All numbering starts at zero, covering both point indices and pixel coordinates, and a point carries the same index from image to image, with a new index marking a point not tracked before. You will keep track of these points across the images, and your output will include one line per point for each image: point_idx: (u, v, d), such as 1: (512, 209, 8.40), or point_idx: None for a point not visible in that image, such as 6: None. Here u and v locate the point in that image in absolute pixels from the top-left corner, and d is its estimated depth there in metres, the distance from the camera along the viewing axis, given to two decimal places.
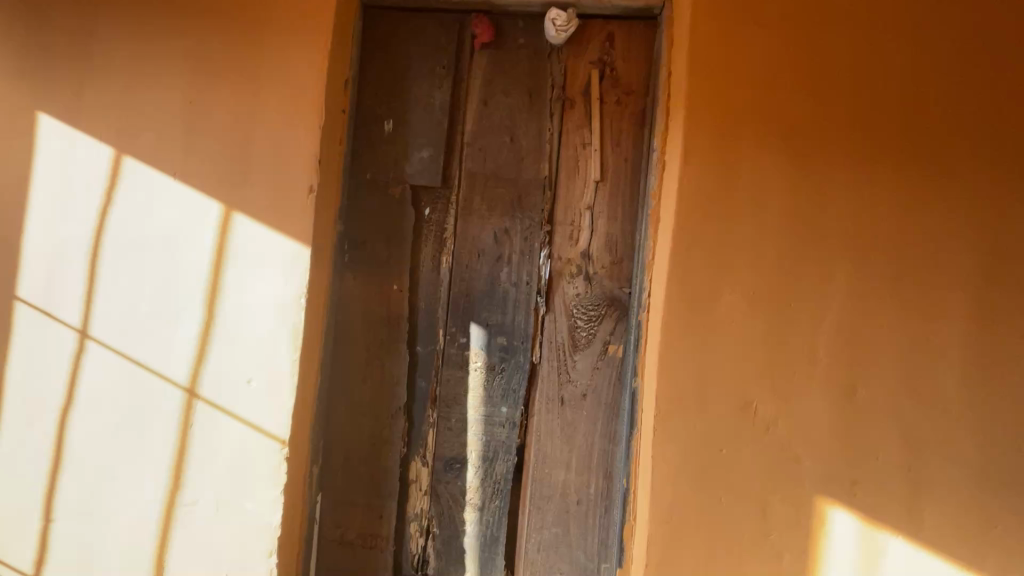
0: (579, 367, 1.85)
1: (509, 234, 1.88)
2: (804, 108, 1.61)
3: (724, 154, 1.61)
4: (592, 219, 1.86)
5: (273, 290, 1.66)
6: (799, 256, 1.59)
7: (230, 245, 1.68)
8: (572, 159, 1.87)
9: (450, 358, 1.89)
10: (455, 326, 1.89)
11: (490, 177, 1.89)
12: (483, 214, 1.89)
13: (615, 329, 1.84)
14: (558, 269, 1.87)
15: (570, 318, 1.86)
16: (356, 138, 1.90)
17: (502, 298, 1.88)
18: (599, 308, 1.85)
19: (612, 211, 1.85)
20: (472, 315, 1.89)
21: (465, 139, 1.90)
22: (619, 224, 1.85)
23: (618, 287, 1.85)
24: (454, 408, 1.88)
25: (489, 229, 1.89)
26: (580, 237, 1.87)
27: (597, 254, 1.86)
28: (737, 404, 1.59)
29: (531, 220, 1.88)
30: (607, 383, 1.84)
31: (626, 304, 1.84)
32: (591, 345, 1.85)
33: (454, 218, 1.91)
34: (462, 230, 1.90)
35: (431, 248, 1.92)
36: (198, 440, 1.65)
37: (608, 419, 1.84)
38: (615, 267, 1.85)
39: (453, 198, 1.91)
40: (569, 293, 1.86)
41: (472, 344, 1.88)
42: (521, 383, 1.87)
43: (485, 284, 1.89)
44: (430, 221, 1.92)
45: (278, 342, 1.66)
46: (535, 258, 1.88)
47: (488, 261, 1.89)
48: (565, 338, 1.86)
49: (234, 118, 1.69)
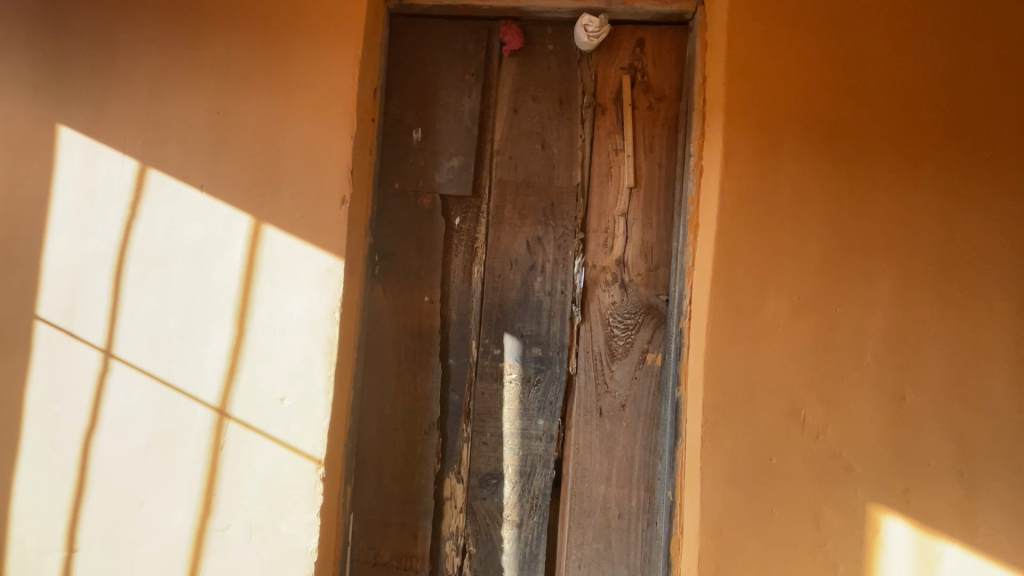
0: (617, 377, 1.81)
1: (542, 242, 1.85)
2: (843, 111, 1.60)
3: (766, 157, 1.59)
4: (627, 226, 1.83)
5: (306, 305, 1.62)
6: (843, 260, 1.57)
7: (260, 259, 1.63)
8: (605, 166, 1.85)
9: (484, 371, 1.85)
10: (489, 337, 1.85)
11: (522, 185, 1.86)
12: (516, 223, 1.86)
13: (653, 337, 1.81)
14: (593, 278, 1.84)
15: (606, 328, 1.82)
16: (384, 148, 1.87)
17: (537, 308, 1.84)
18: (636, 316, 1.82)
19: (646, 218, 1.83)
20: (506, 326, 1.85)
21: (495, 147, 1.88)
22: (654, 231, 1.83)
23: (654, 294, 1.82)
24: (489, 421, 1.84)
25: (521, 237, 1.86)
26: (615, 244, 1.84)
27: (633, 261, 1.83)
28: (785, 413, 1.56)
29: (564, 228, 1.85)
30: (646, 393, 1.80)
31: (663, 311, 1.81)
32: (629, 354, 1.81)
33: (485, 228, 1.87)
34: (494, 240, 1.86)
35: (462, 258, 1.88)
36: (229, 462, 1.59)
37: (648, 430, 1.80)
38: (651, 274, 1.82)
39: (483, 207, 1.88)
40: (604, 301, 1.83)
41: (507, 356, 1.84)
42: (558, 395, 1.82)
43: (519, 294, 1.85)
44: (460, 231, 1.88)
45: (312, 358, 1.61)
46: (569, 266, 1.84)
47: (521, 271, 1.85)
48: (601, 347, 1.82)
49: (263, 129, 1.65)
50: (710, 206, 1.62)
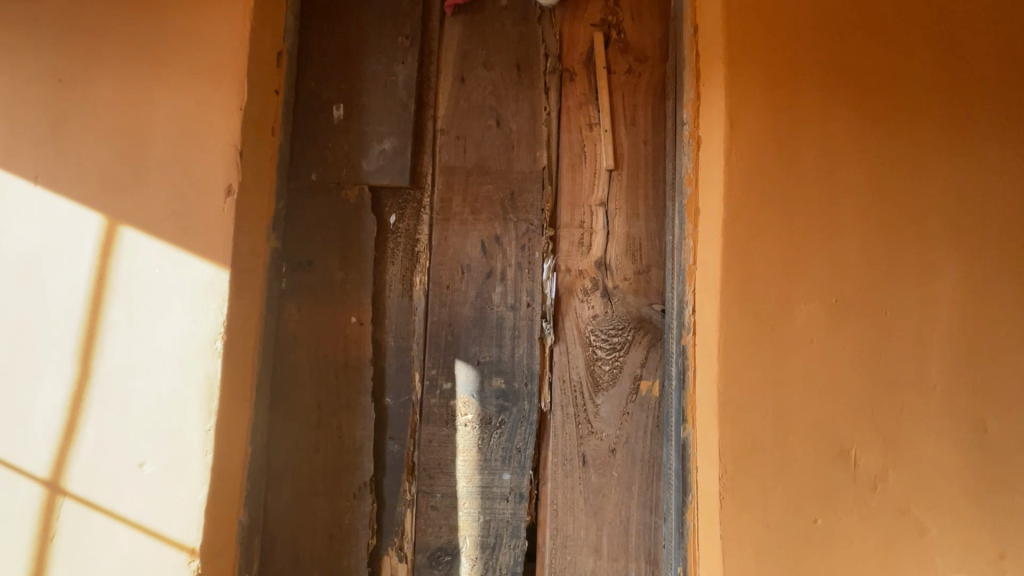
0: (604, 413, 1.39)
1: (502, 243, 1.45)
2: (874, 60, 1.25)
3: (782, 118, 1.23)
4: (608, 219, 1.45)
5: (178, 333, 1.19)
6: (888, 250, 1.21)
7: (113, 272, 1.20)
8: (577, 144, 1.47)
9: (431, 412, 1.42)
10: (435, 367, 1.43)
11: (473, 172, 1.47)
12: (468, 219, 1.46)
13: (647, 360, 1.40)
14: (568, 286, 1.44)
15: (587, 348, 1.41)
16: (295, 129, 1.47)
17: (496, 327, 1.43)
18: (624, 332, 1.41)
19: (633, 206, 1.44)
20: (458, 351, 1.43)
21: (439, 126, 1.49)
22: (642, 224, 1.44)
23: (646, 304, 1.42)
24: (439, 478, 1.40)
25: (475, 237, 1.46)
26: (594, 242, 1.44)
27: (617, 263, 1.43)
28: (829, 455, 1.15)
29: (529, 225, 1.45)
30: (641, 433, 1.38)
31: (659, 325, 1.41)
32: (618, 383, 1.40)
33: (428, 228, 1.47)
34: (440, 242, 1.46)
35: (400, 266, 1.47)
36: (64, 557, 1.13)
37: (647, 481, 1.37)
38: (640, 278, 1.43)
39: (426, 200, 1.48)
40: (583, 315, 1.42)
41: (460, 391, 1.42)
42: (528, 440, 1.39)
43: (474, 310, 1.44)
44: (397, 232, 1.48)
45: (184, 406, 1.17)
46: (536, 272, 1.44)
47: (475, 280, 1.44)
48: (582, 375, 1.41)
49: (120, 100, 1.25)
50: (713, 184, 1.24)
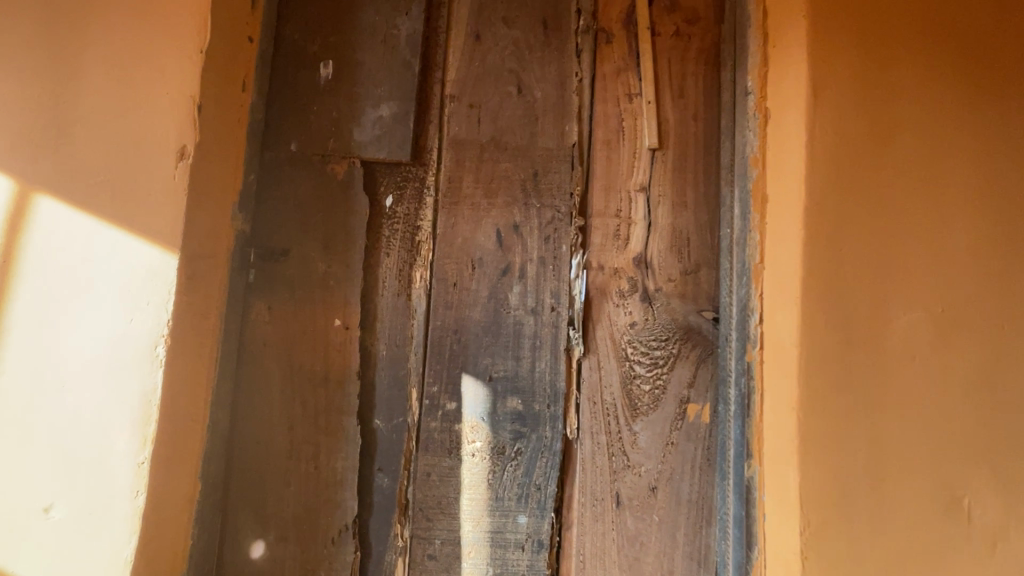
0: (643, 443, 1.14)
1: (521, 233, 1.20)
2: (984, 20, 1.03)
3: (878, 83, 0.99)
4: (649, 208, 1.20)
5: (105, 335, 0.91)
6: (1003, 251, 0.98)
7: (22, 253, 0.92)
8: (613, 118, 1.23)
9: (431, 438, 1.15)
10: (437, 383, 1.17)
11: (488, 148, 1.22)
12: (480, 204, 1.21)
13: (696, 379, 1.15)
14: (600, 287, 1.19)
15: (622, 363, 1.17)
16: (272, 87, 1.21)
17: (513, 335, 1.17)
18: (668, 345, 1.16)
19: (680, 194, 1.20)
20: (466, 364, 1.17)
21: (448, 91, 1.24)
22: (690, 215, 1.20)
23: (695, 311, 1.17)
24: (440, 521, 1.13)
25: (489, 226, 1.20)
26: (632, 235, 1.20)
27: (659, 261, 1.19)
28: (937, 504, 0.92)
29: (554, 212, 1.20)
30: (688, 468, 1.13)
31: (711, 336, 1.17)
32: (660, 406, 1.15)
33: (432, 213, 1.22)
34: (447, 231, 1.21)
35: (396, 258, 1.21)
36: None
37: (695, 528, 1.12)
38: (687, 279, 1.18)
39: (430, 180, 1.22)
40: (619, 323, 1.18)
41: (467, 413, 1.16)
42: (550, 475, 1.14)
43: (486, 313, 1.18)
44: (394, 217, 1.22)
45: (111, 430, 0.89)
46: (562, 269, 1.19)
47: (488, 278, 1.19)
48: (617, 396, 1.16)
49: (46, 34, 0.97)
50: (791, 161, 1.00)
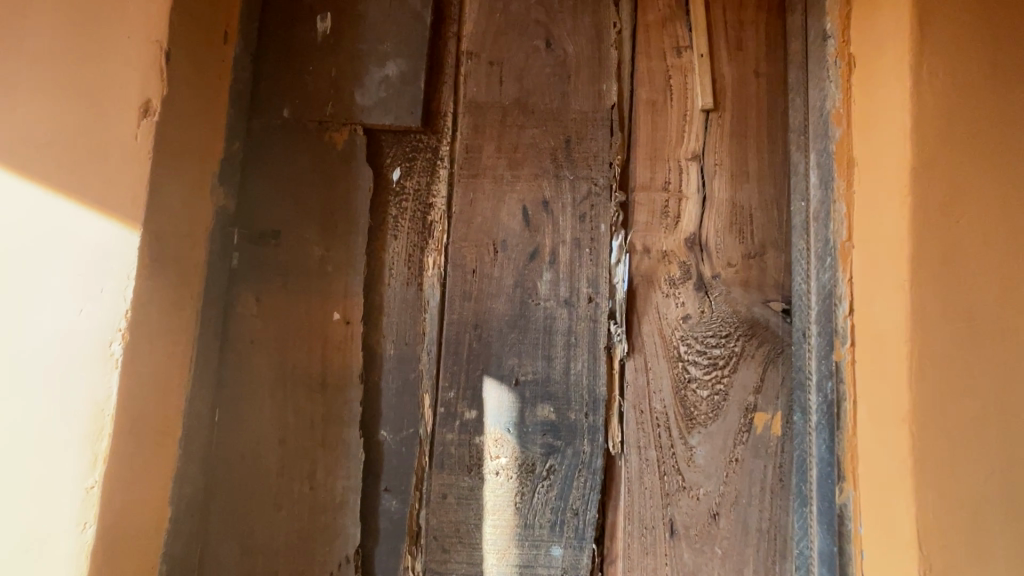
0: (701, 460, 0.95)
1: (552, 211, 1.01)
2: None
3: (999, 15, 0.80)
4: (703, 180, 1.02)
5: (49, 329, 0.74)
6: None
7: None
8: (658, 74, 1.05)
9: (448, 452, 0.97)
10: (454, 388, 0.99)
11: (512, 112, 1.04)
12: (503, 176, 1.03)
13: (763, 383, 0.96)
14: (646, 274, 1.00)
15: (675, 364, 0.98)
16: (261, 43, 1.04)
17: (544, 331, 0.99)
18: (729, 343, 0.97)
19: (740, 162, 1.02)
20: (488, 366, 0.99)
21: (464, 47, 1.07)
22: (753, 187, 1.01)
23: (760, 301, 0.98)
24: (459, 552, 0.95)
25: (513, 203, 1.02)
26: (684, 212, 1.01)
27: (717, 243, 1.00)
28: None
29: (591, 186, 1.02)
30: (757, 491, 0.94)
31: (780, 331, 0.97)
32: (722, 416, 0.96)
33: (447, 188, 1.04)
34: (464, 209, 1.03)
35: (406, 242, 1.03)
36: None
37: (767, 565, 0.92)
38: (751, 264, 0.99)
39: (444, 149, 1.05)
40: (670, 316, 0.99)
41: (490, 424, 0.97)
42: (589, 498, 0.95)
43: (511, 306, 1.00)
44: (403, 193, 1.04)
45: (54, 447, 0.72)
46: (601, 252, 1.00)
47: (513, 263, 1.01)
48: (668, 403, 0.97)
49: None
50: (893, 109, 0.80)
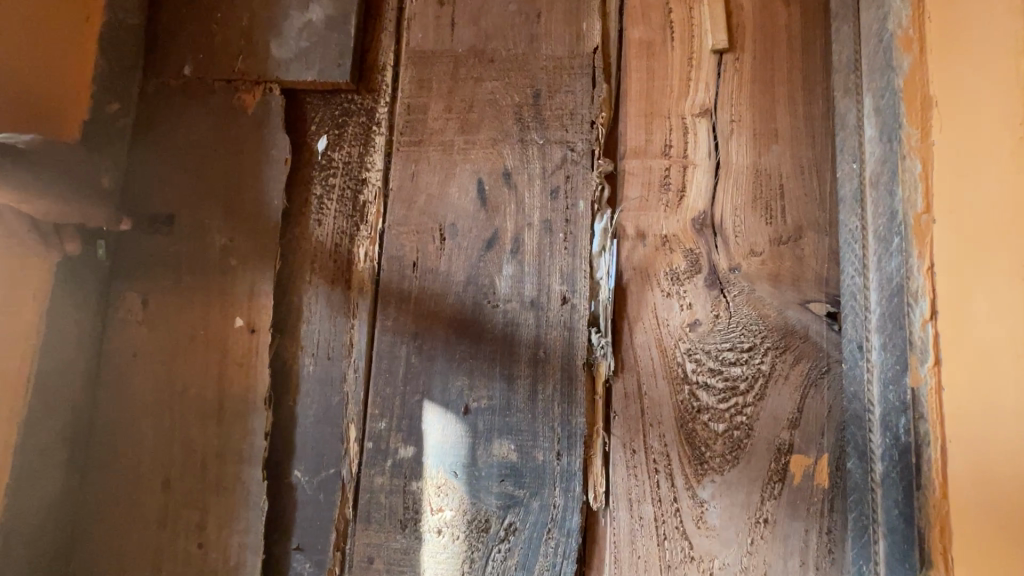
0: (715, 521, 0.69)
1: (515, 185, 0.78)
2: None
3: None
4: (716, 141, 0.77)
5: None
6: None
7: None
8: (656, 8, 0.80)
9: (377, 502, 0.74)
10: (386, 417, 0.75)
11: (466, 62, 0.82)
12: (453, 143, 0.80)
13: (802, 414, 0.70)
14: (640, 266, 0.76)
15: (678, 388, 0.72)
16: None
17: (503, 343, 0.75)
18: (752, 360, 0.72)
19: (767, 117, 0.76)
20: (429, 388, 0.75)
21: None
22: (785, 149, 0.75)
23: (796, 302, 0.72)
24: None
25: (466, 175, 0.79)
26: (691, 183, 0.76)
27: (735, 224, 0.75)
28: None
29: (567, 152, 0.78)
30: (795, 567, 0.67)
31: (824, 343, 0.71)
32: (744, 460, 0.70)
33: (384, 159, 0.81)
34: (403, 184, 0.80)
35: (330, 227, 0.81)
36: None
37: None
38: (783, 251, 0.74)
39: (381, 111, 0.83)
40: (672, 323, 0.74)
41: (432, 465, 0.74)
42: (561, 570, 0.70)
43: (461, 309, 0.76)
44: (329, 167, 0.82)
45: None
46: (579, 238, 0.76)
47: (465, 254, 0.77)
48: (670, 441, 0.71)
49: None
50: (992, 12, 0.54)
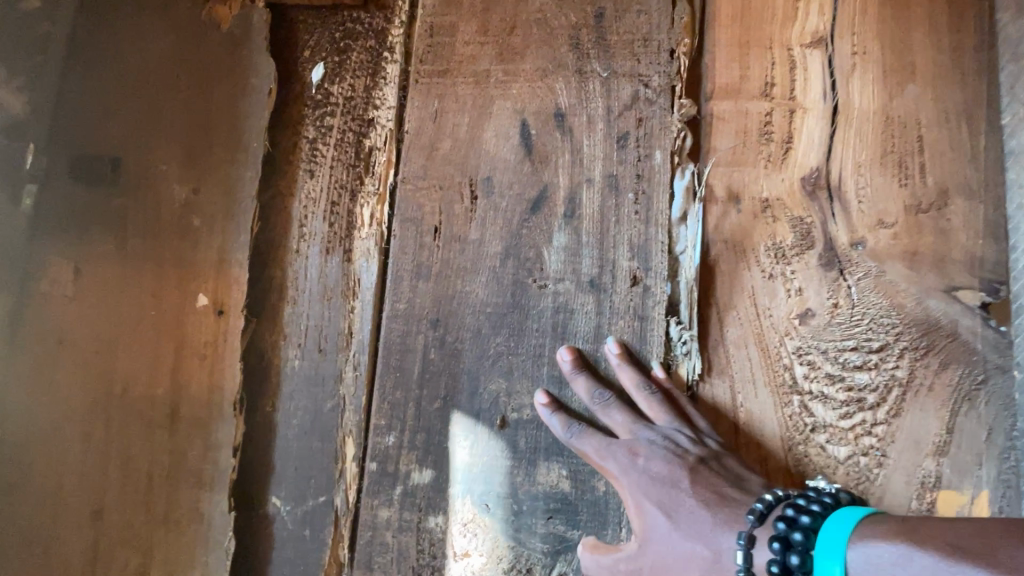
0: None
1: (571, 130, 0.60)
2: None
3: None
4: (833, 79, 0.59)
5: None
6: None
7: None
8: None
9: (381, 543, 0.55)
10: (395, 430, 0.57)
11: None
12: (489, 74, 0.61)
13: (950, 437, 0.53)
14: (734, 238, 0.58)
15: (785, 399, 0.55)
16: None
17: (553, 334, 0.57)
18: (883, 364, 0.54)
19: (899, 50, 0.59)
20: (453, 393, 0.57)
21: None
22: (923, 91, 0.58)
23: (940, 289, 0.55)
24: None
25: (506, 115, 0.60)
26: (799, 132, 0.59)
27: (857, 186, 0.57)
28: None
29: (639, 89, 0.60)
30: None
31: (979, 344, 0.54)
32: (875, 498, 0.52)
33: (397, 94, 0.63)
34: (423, 126, 0.61)
35: (326, 181, 0.62)
36: None
37: None
38: (922, 223, 0.56)
39: (394, 33, 0.64)
40: (775, 313, 0.56)
41: (456, 495, 0.55)
42: None
43: (497, 289, 0.58)
44: (327, 104, 0.63)
45: None
46: (655, 199, 0.58)
47: (503, 218, 0.59)
48: (774, 470, 0.54)
49: None
50: None
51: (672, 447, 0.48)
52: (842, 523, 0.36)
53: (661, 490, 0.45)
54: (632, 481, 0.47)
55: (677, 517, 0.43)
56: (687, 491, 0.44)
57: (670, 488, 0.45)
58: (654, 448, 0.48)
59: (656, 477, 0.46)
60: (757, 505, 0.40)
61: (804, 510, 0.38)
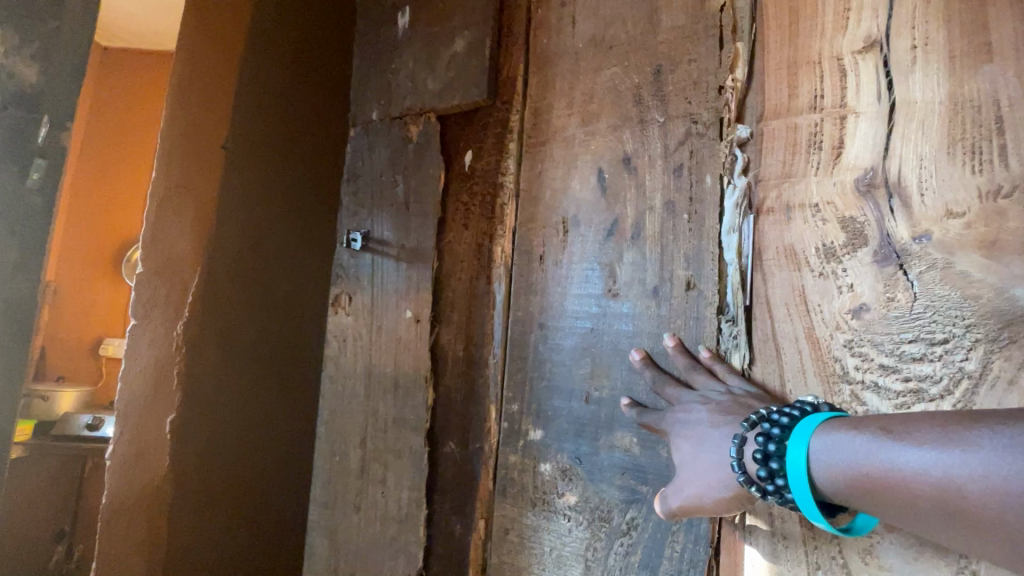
0: (890, 559, 0.55)
1: (635, 169, 0.75)
2: None
3: None
4: (890, 78, 0.60)
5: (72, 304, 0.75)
6: None
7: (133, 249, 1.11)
8: None
9: (510, 478, 0.80)
10: (518, 400, 0.81)
11: (587, 55, 0.82)
12: (575, 136, 0.81)
13: None
14: (783, 243, 0.64)
15: (835, 387, 0.59)
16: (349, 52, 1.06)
17: (624, 329, 0.73)
18: (950, 356, 0.54)
19: (971, 32, 0.57)
20: (554, 375, 0.78)
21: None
22: (1004, 68, 0.55)
23: None
24: None
25: (587, 166, 0.79)
26: (848, 136, 0.62)
27: (921, 181, 0.57)
28: None
29: (691, 126, 0.72)
30: None
31: None
32: None
33: (516, 163, 0.88)
34: (531, 183, 0.85)
35: (474, 230, 0.92)
36: None
37: None
38: (1005, 208, 0.53)
39: (513, 119, 0.89)
40: (826, 310, 0.61)
41: (558, 449, 0.76)
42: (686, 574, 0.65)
43: (582, 298, 0.77)
44: (473, 177, 0.93)
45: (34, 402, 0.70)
46: (706, 217, 0.69)
47: (586, 244, 0.78)
48: None
49: None
50: None
51: (704, 399, 0.62)
52: (806, 426, 0.47)
53: (692, 428, 0.59)
54: (674, 424, 0.62)
55: (695, 442, 0.58)
56: (709, 424, 0.58)
57: (697, 425, 0.59)
58: (689, 403, 0.62)
59: (690, 422, 0.60)
60: (749, 416, 0.52)
61: (783, 413, 0.49)
